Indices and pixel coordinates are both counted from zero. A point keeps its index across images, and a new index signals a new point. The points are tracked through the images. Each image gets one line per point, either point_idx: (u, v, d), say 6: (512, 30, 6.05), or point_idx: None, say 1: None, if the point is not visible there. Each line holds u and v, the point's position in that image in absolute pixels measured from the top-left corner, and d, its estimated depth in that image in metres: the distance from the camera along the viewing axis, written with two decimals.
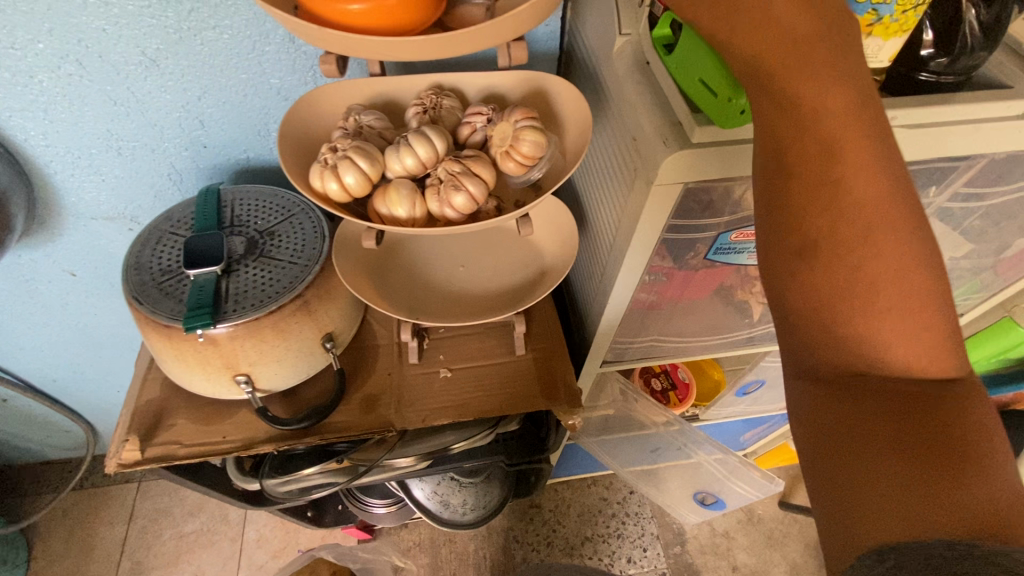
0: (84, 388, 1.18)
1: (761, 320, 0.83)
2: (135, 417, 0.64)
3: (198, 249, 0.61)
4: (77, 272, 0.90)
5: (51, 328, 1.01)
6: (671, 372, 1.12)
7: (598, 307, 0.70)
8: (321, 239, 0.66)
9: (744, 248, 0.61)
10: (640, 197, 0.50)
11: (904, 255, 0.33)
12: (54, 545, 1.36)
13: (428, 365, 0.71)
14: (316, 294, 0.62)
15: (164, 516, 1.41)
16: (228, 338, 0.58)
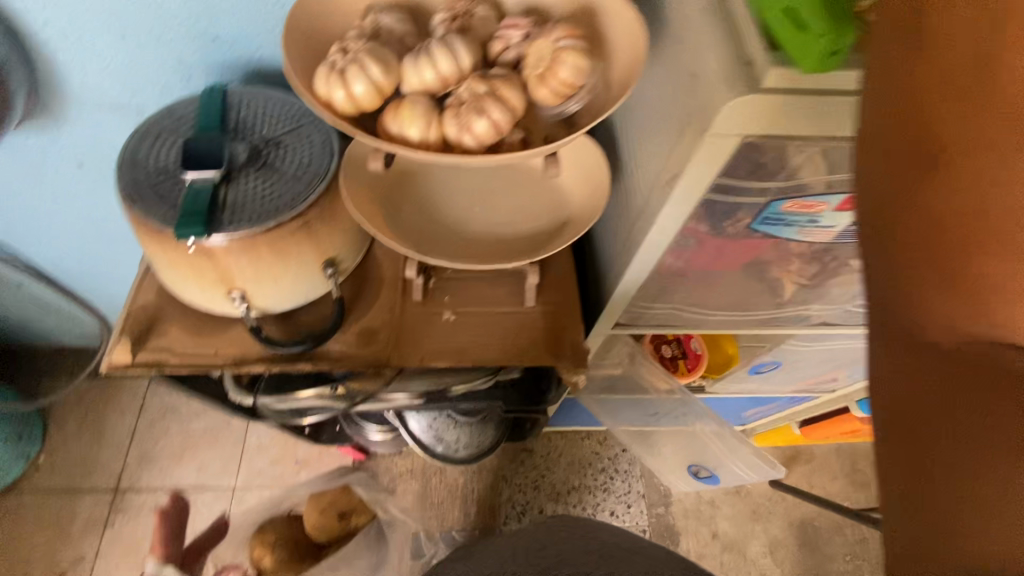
0: (94, 283, 1.19)
1: (794, 301, 0.77)
2: (128, 319, 0.62)
3: (197, 151, 0.56)
4: (85, 164, 0.87)
5: (62, 219, 0.99)
6: (684, 341, 1.06)
7: (621, 266, 0.65)
8: (330, 155, 0.60)
9: (795, 222, 0.53)
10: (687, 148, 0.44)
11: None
12: (68, 426, 1.43)
13: (432, 305, 0.67)
14: (319, 215, 0.58)
15: (171, 412, 1.46)
16: (222, 251, 0.54)
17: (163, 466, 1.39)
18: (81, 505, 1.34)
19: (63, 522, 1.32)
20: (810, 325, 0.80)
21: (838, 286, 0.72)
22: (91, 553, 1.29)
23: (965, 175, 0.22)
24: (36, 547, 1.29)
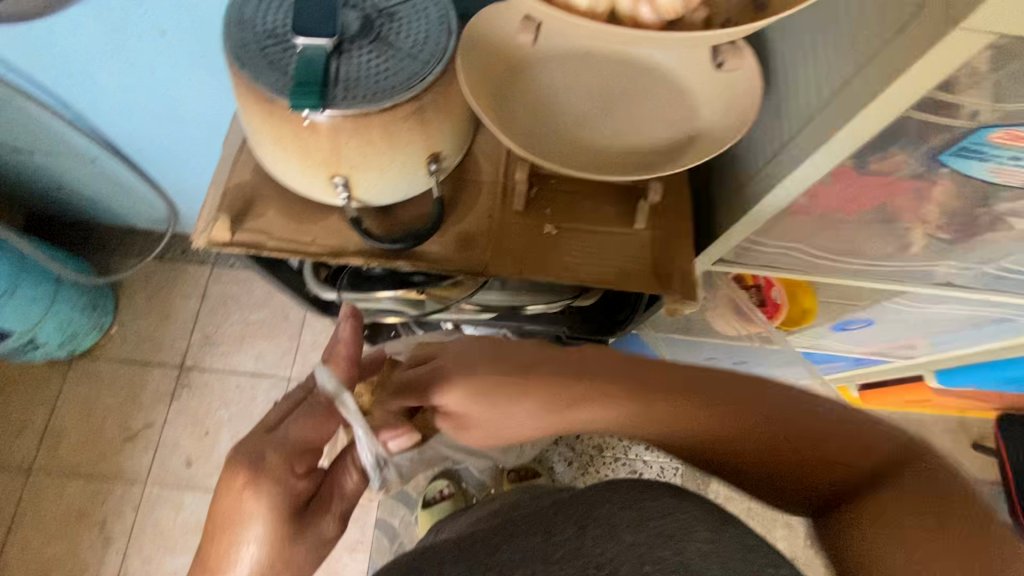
0: (167, 164, 1.18)
1: (921, 256, 0.70)
2: (226, 196, 0.61)
3: (309, 14, 0.51)
4: (167, 31, 0.83)
5: (139, 92, 0.96)
6: (764, 288, 0.95)
7: (753, 192, 0.60)
8: (447, 35, 0.54)
9: (994, 155, 0.50)
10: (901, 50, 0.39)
11: None
12: (137, 302, 1.49)
13: (533, 216, 0.62)
14: (433, 101, 0.53)
15: (232, 301, 1.51)
16: (333, 130, 0.51)
17: (224, 350, 1.46)
18: (151, 377, 1.43)
19: (134, 390, 1.41)
20: (929, 283, 0.74)
21: (980, 243, 0.65)
22: (160, 420, 1.39)
23: None
24: (112, 409, 1.39)
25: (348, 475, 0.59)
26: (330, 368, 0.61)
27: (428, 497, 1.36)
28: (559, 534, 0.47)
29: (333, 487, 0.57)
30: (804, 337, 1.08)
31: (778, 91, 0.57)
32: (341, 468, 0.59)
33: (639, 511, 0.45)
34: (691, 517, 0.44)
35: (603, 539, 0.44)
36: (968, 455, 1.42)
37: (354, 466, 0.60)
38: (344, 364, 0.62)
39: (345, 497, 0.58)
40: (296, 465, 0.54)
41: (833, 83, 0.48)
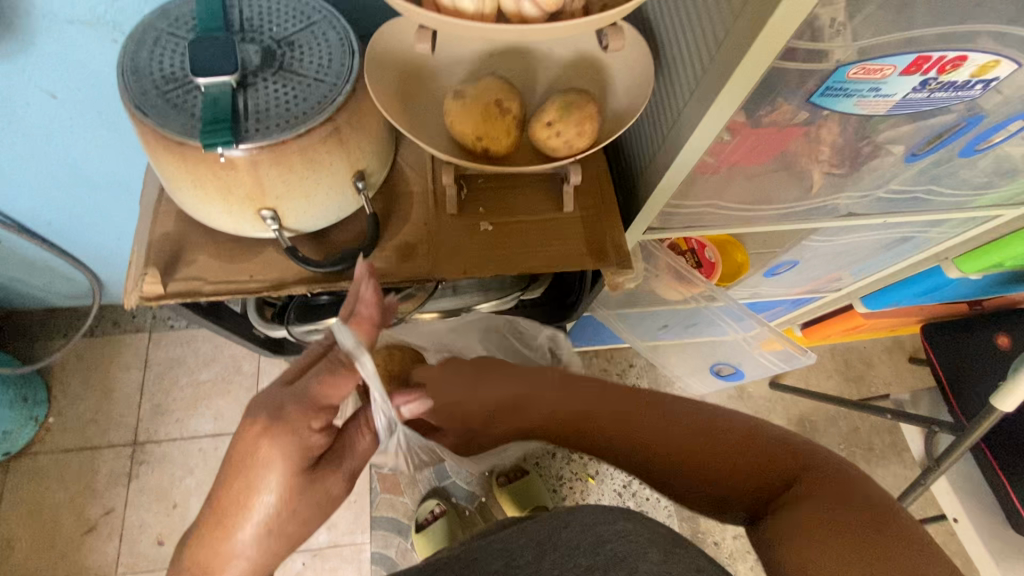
0: (81, 233, 1.12)
1: (822, 193, 0.76)
2: (151, 250, 0.59)
3: (205, 52, 0.50)
4: (56, 94, 0.80)
5: (36, 163, 0.92)
6: (698, 250, 1.01)
7: (664, 156, 0.65)
8: (350, 55, 0.55)
9: (857, 90, 0.55)
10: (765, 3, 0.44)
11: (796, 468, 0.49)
12: (72, 386, 1.40)
13: (467, 216, 0.64)
14: (348, 119, 0.54)
15: (179, 364, 1.44)
16: (252, 162, 0.51)
17: (178, 417, 1.38)
18: (103, 460, 1.34)
19: (86, 478, 1.32)
20: (835, 216, 0.81)
21: (869, 172, 0.72)
22: (121, 503, 1.30)
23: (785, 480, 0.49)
24: (63, 504, 1.29)
25: (361, 436, 0.59)
26: (352, 329, 0.53)
27: (419, 520, 1.34)
28: (521, 558, 0.54)
29: (346, 447, 0.57)
30: (742, 288, 1.15)
31: (668, 61, 0.62)
32: (355, 427, 0.59)
33: (598, 534, 0.54)
34: (644, 539, 0.53)
35: (565, 560, 0.53)
36: (906, 368, 1.56)
37: (368, 427, 0.60)
38: (366, 327, 0.55)
39: (356, 457, 0.58)
40: (313, 421, 0.52)
41: (710, 49, 0.53)
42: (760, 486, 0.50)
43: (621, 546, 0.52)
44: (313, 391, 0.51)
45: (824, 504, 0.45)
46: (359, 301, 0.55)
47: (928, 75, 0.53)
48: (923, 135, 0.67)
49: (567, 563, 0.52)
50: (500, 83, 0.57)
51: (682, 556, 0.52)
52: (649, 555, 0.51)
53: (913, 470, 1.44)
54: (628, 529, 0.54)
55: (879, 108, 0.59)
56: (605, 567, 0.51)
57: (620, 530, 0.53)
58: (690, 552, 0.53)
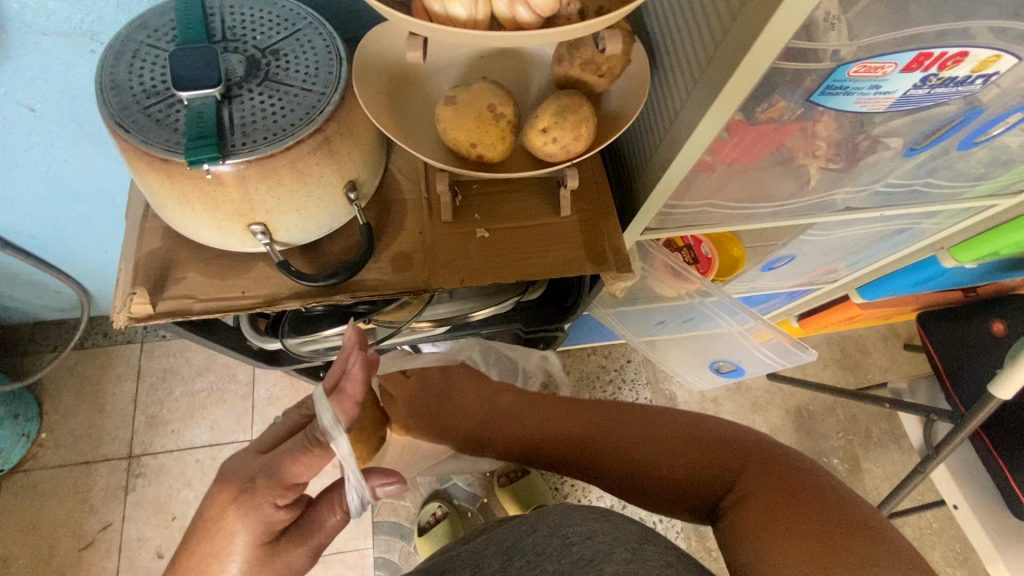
0: (67, 245, 1.09)
1: (820, 187, 0.75)
2: (138, 268, 0.57)
3: (185, 63, 0.49)
4: (35, 107, 0.78)
5: (17, 177, 0.89)
6: (694, 247, 1.01)
7: (661, 159, 0.64)
8: (337, 62, 0.54)
9: (857, 88, 0.54)
10: (766, 3, 0.43)
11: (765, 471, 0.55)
12: (64, 400, 1.37)
13: (462, 223, 0.63)
14: (338, 129, 0.52)
15: (173, 374, 1.42)
16: (239, 176, 0.49)
17: (174, 428, 1.37)
18: (98, 475, 1.32)
19: (82, 493, 1.30)
20: (832, 211, 0.80)
21: (866, 167, 0.71)
22: (118, 517, 1.29)
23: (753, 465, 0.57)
24: (59, 521, 1.28)
25: (331, 514, 0.58)
26: (332, 406, 0.56)
27: (421, 523, 1.33)
28: (487, 568, 0.53)
29: (311, 525, 0.56)
30: (739, 283, 1.14)
31: (664, 62, 0.61)
32: (326, 505, 0.58)
33: (564, 537, 0.52)
34: (612, 538, 0.51)
35: (531, 566, 0.51)
36: (901, 355, 1.57)
37: (339, 506, 0.59)
38: (350, 405, 0.58)
39: (324, 533, 0.57)
40: (279, 497, 0.53)
41: (708, 50, 0.52)
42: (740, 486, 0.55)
43: (587, 547, 0.50)
44: (282, 468, 0.53)
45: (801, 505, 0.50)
46: (348, 377, 0.58)
47: (928, 71, 0.53)
48: (922, 130, 0.66)
49: (532, 569, 0.50)
50: (493, 87, 0.56)
51: (651, 553, 0.50)
52: (616, 552, 0.49)
53: (911, 456, 1.45)
54: (595, 530, 0.52)
55: (880, 106, 0.58)
56: (572, 569, 0.49)
57: (587, 531, 0.52)
58: (660, 549, 0.51)
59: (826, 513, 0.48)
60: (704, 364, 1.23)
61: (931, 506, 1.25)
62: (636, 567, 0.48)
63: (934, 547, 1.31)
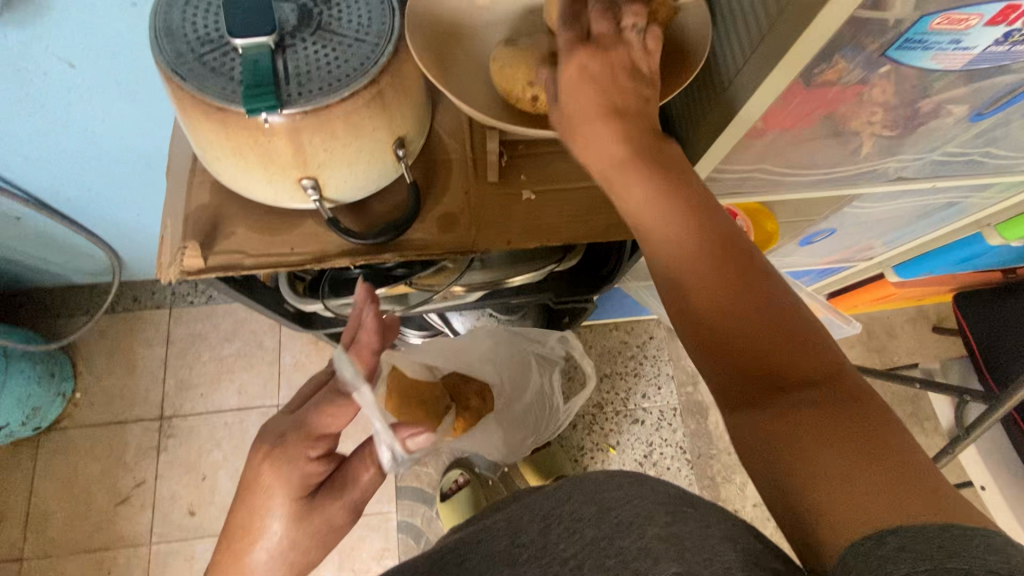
0: (100, 207, 1.10)
1: (873, 156, 0.73)
2: (188, 223, 0.57)
3: (240, 9, 0.48)
4: (73, 63, 0.77)
5: (53, 136, 0.89)
6: (728, 220, 0.96)
7: (716, 119, 0.62)
8: (391, 13, 0.52)
9: (937, 42, 0.52)
10: None
11: (818, 383, 0.37)
12: (97, 361, 1.40)
13: (508, 184, 0.62)
14: (391, 83, 0.51)
15: (201, 339, 1.44)
16: (294, 128, 0.48)
17: (203, 391, 1.39)
18: (131, 434, 1.35)
19: (116, 451, 1.34)
20: (883, 181, 0.78)
21: (923, 134, 0.69)
22: (151, 476, 1.33)
23: (799, 365, 0.38)
24: (95, 477, 1.32)
25: (365, 471, 0.59)
26: (352, 358, 0.56)
27: (443, 490, 1.35)
28: (525, 535, 0.49)
29: (347, 480, 0.57)
30: (773, 258, 1.12)
31: (723, 20, 0.59)
32: (359, 461, 0.59)
33: (601, 502, 0.47)
34: (649, 504, 0.46)
35: (570, 532, 0.47)
36: (929, 338, 1.54)
37: (371, 460, 0.60)
38: (368, 357, 0.57)
39: (360, 489, 0.58)
40: (310, 449, 0.54)
41: (778, 3, 0.50)
42: (778, 390, 0.38)
43: (627, 511, 0.45)
44: (311, 420, 0.54)
45: (871, 445, 0.34)
46: (360, 328, 0.57)
47: (1013, 26, 0.50)
48: (991, 95, 0.64)
49: (572, 536, 0.47)
50: (550, 43, 0.54)
51: (694, 516, 0.44)
52: (654, 518, 0.44)
53: (934, 439, 1.44)
54: (631, 495, 0.47)
55: (957, 62, 0.56)
56: (611, 535, 0.44)
57: (626, 496, 0.47)
58: (701, 512, 0.45)
59: (886, 449, 0.34)
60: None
61: (957, 487, 1.24)
62: (682, 531, 0.42)
63: None
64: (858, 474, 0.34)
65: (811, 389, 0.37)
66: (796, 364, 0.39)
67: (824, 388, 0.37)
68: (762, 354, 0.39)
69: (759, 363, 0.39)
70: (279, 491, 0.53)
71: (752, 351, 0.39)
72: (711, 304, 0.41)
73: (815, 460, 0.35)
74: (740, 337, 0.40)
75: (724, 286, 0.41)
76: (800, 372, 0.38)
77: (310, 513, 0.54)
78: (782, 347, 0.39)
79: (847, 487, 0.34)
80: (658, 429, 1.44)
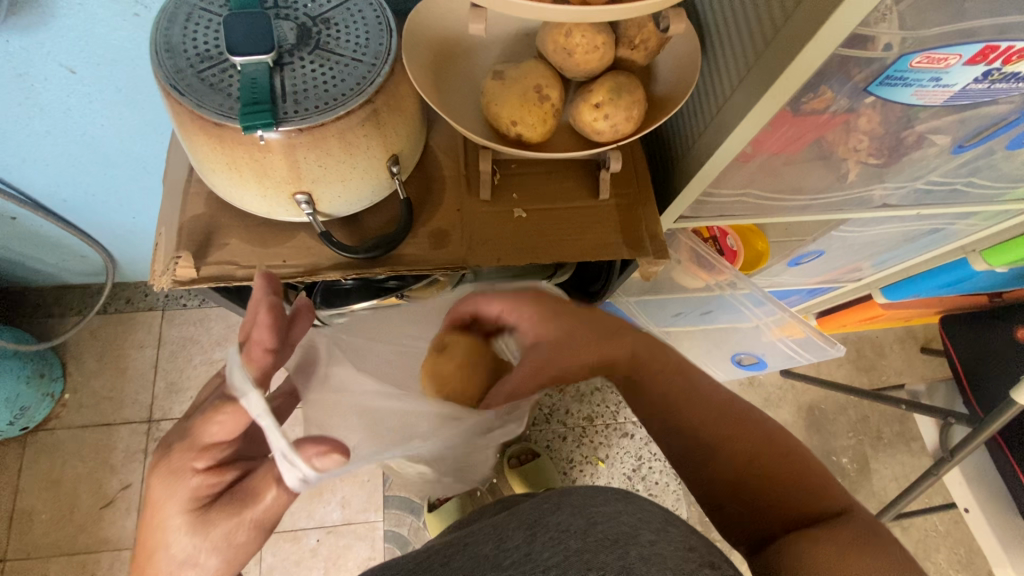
0: (97, 210, 1.11)
1: (859, 183, 0.74)
2: (182, 232, 0.58)
3: (240, 27, 0.49)
4: (75, 69, 0.78)
5: (52, 139, 0.90)
6: (720, 239, 0.99)
7: (705, 144, 0.63)
8: (388, 34, 0.54)
9: (916, 80, 0.53)
10: None
11: (787, 468, 0.55)
12: (87, 362, 1.40)
13: (500, 202, 0.63)
14: (386, 102, 0.52)
15: (192, 342, 1.44)
16: (289, 144, 0.49)
17: (192, 395, 1.39)
18: (119, 437, 1.35)
19: (103, 453, 1.33)
20: (869, 207, 0.80)
21: (908, 163, 0.70)
22: (137, 479, 1.32)
23: (772, 459, 0.56)
24: (80, 479, 1.31)
25: (267, 487, 0.48)
26: (241, 361, 0.46)
27: (432, 500, 1.35)
28: (510, 539, 0.48)
29: (250, 495, 0.48)
30: (762, 277, 1.14)
31: (713, 49, 0.61)
32: (265, 474, 0.49)
33: (591, 516, 0.49)
34: (635, 520, 0.48)
35: (555, 541, 0.47)
36: (918, 359, 1.56)
37: (276, 476, 0.48)
38: (261, 358, 0.47)
39: (263, 507, 0.48)
40: (200, 462, 0.47)
41: (764, 36, 0.52)
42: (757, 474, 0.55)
43: (612, 526, 0.47)
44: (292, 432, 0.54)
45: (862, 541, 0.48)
46: (254, 329, 0.48)
47: (991, 65, 0.52)
48: (974, 128, 0.66)
49: (556, 544, 0.46)
50: (543, 67, 0.56)
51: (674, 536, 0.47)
52: (642, 534, 0.46)
53: (920, 459, 1.45)
54: (619, 511, 0.50)
55: (938, 99, 0.57)
56: (596, 546, 0.45)
57: (612, 512, 0.49)
58: (684, 532, 0.48)
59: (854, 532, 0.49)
60: (723, 356, 1.23)
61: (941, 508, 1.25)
62: (662, 548, 0.45)
63: (938, 549, 1.31)
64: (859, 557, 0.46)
65: (791, 482, 0.54)
66: (764, 448, 0.57)
67: (783, 465, 0.56)
68: (751, 471, 0.55)
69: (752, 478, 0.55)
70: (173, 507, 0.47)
71: (739, 465, 0.56)
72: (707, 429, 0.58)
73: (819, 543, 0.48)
74: (729, 449, 0.57)
75: (714, 426, 0.58)
76: (771, 463, 0.56)
77: (256, 508, 0.48)
78: (751, 445, 0.57)
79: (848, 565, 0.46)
80: (648, 443, 1.44)
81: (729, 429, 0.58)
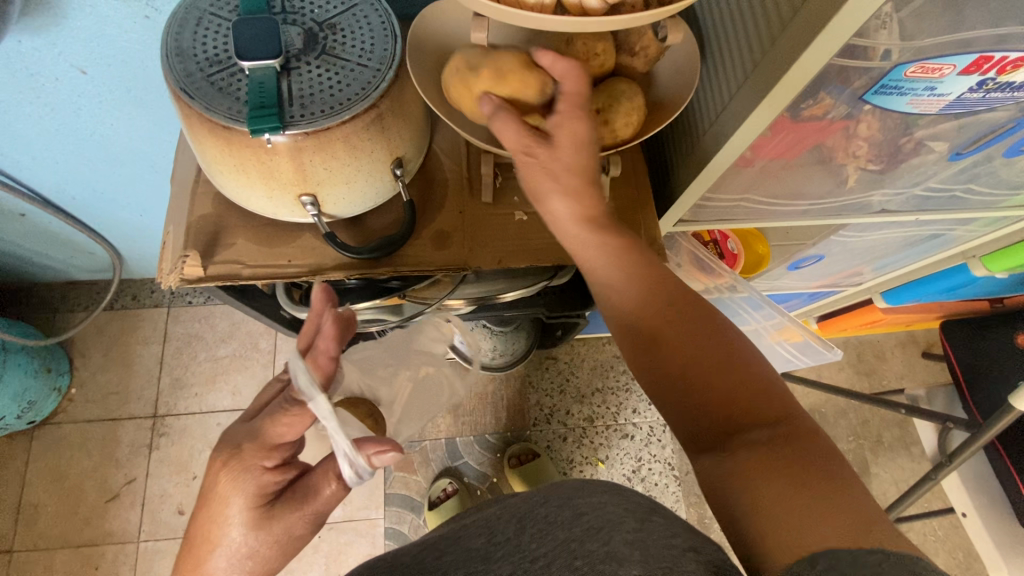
0: (105, 207, 1.12)
1: (858, 188, 0.75)
2: (190, 232, 0.59)
3: (248, 32, 0.50)
4: (86, 70, 0.80)
5: (61, 138, 0.92)
6: (720, 241, 1.00)
7: (705, 149, 0.64)
8: (393, 39, 0.55)
9: (912, 89, 0.54)
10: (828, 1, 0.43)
11: (770, 399, 0.44)
12: (94, 358, 1.42)
13: (501, 205, 0.64)
14: (390, 106, 0.53)
15: (197, 339, 1.45)
16: (295, 147, 0.50)
17: (197, 391, 1.41)
18: (124, 432, 1.36)
19: (108, 447, 1.35)
20: (868, 212, 0.80)
21: (906, 169, 0.71)
22: (142, 473, 1.33)
23: (752, 387, 0.45)
24: (86, 473, 1.33)
25: (327, 484, 0.54)
26: (307, 366, 0.52)
27: (432, 498, 1.36)
28: (502, 533, 0.50)
29: (308, 490, 0.54)
30: (762, 281, 1.14)
31: (714, 55, 0.61)
32: (322, 473, 0.55)
33: (576, 507, 0.49)
34: (621, 511, 0.48)
35: (545, 532, 0.48)
36: (918, 364, 1.56)
37: (334, 474, 0.54)
38: (324, 363, 0.53)
39: (321, 501, 0.54)
40: (266, 459, 0.52)
41: (763, 44, 0.52)
42: (724, 398, 0.45)
43: (598, 516, 0.47)
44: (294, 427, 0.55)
45: (828, 491, 0.38)
46: (319, 334, 0.53)
47: (986, 75, 0.52)
48: (971, 135, 0.66)
49: (545, 536, 0.48)
50: None
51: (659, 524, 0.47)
52: (625, 523, 0.46)
53: (921, 464, 1.45)
54: (605, 502, 0.49)
55: (933, 107, 0.58)
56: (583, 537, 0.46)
57: (597, 502, 0.49)
58: (667, 521, 0.47)
59: (830, 485, 0.39)
60: None
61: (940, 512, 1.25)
62: (644, 537, 0.44)
63: (937, 553, 1.31)
64: (815, 507, 0.37)
65: (766, 410, 0.44)
66: (749, 376, 0.46)
67: (763, 396, 0.44)
68: (717, 391, 0.45)
69: (720, 403, 0.45)
70: (238, 499, 0.51)
71: (711, 394, 0.45)
72: (684, 338, 0.48)
73: (771, 489, 0.39)
74: (702, 367, 0.46)
75: (688, 337, 0.48)
76: (753, 394, 0.45)
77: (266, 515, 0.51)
78: (732, 371, 0.46)
79: (796, 516, 0.37)
80: (647, 444, 1.45)
81: (708, 353, 0.47)
